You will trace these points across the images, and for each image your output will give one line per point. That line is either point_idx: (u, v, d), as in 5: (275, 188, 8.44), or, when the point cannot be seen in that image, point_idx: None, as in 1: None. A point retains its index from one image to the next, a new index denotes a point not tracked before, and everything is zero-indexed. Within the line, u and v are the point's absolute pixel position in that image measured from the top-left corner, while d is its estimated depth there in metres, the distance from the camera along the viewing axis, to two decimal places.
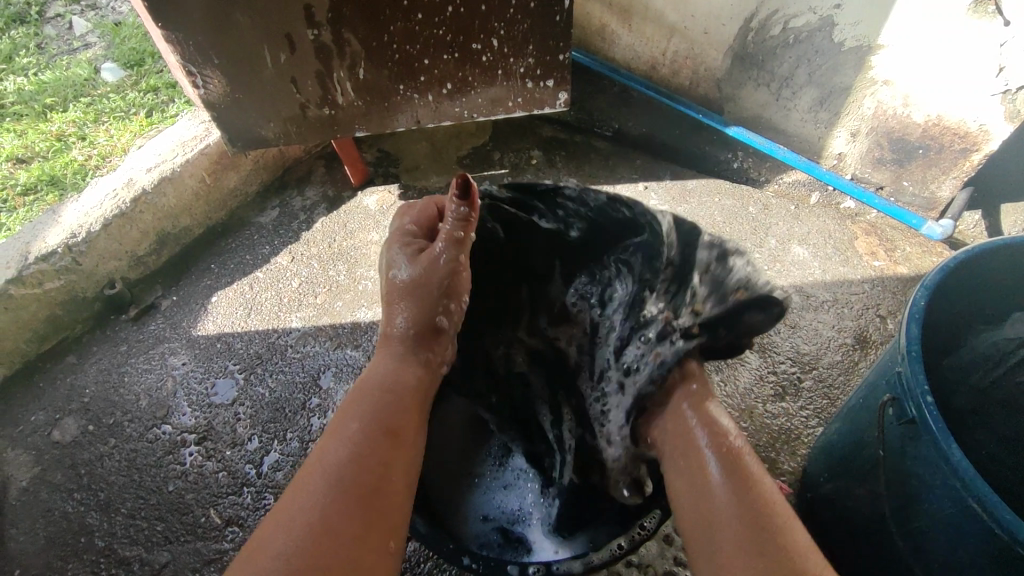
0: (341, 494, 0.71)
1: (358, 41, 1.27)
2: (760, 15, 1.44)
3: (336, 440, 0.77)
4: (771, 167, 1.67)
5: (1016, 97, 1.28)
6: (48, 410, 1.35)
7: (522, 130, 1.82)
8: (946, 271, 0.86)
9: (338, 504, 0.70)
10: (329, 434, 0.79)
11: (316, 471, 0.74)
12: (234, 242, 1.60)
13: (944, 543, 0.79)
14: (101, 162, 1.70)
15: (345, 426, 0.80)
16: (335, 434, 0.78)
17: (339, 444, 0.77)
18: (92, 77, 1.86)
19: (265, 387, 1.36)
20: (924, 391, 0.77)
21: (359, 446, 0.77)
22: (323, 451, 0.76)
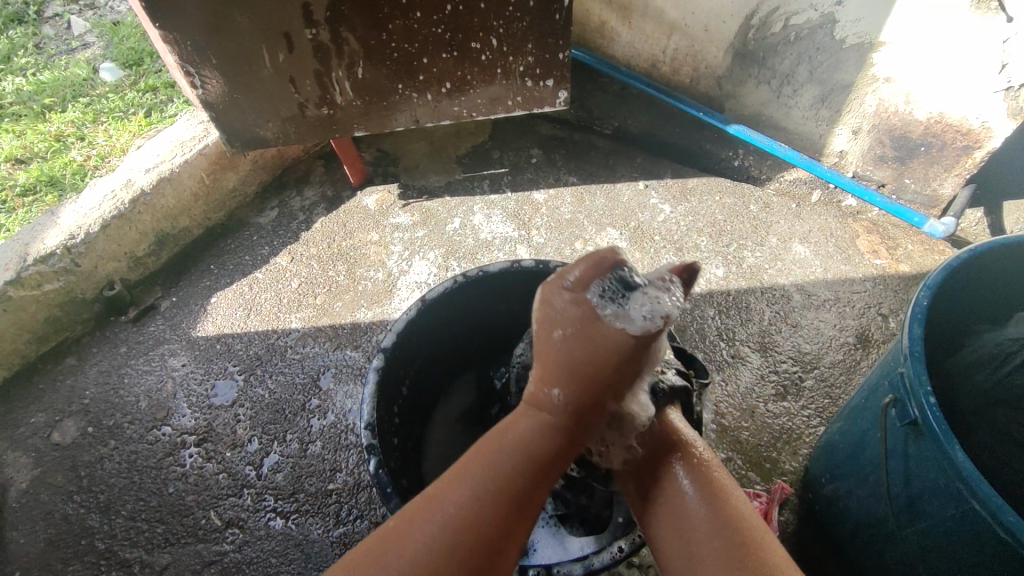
0: (463, 545, 0.63)
1: (356, 41, 1.27)
2: (760, 12, 1.43)
3: (497, 466, 0.68)
4: (773, 164, 1.66)
5: (1018, 94, 1.27)
6: (48, 412, 1.35)
7: (522, 128, 1.81)
8: (949, 270, 0.86)
9: (451, 560, 0.62)
10: (477, 456, 0.69)
11: (441, 505, 0.65)
12: (233, 243, 1.60)
13: (946, 544, 0.79)
14: (100, 163, 1.69)
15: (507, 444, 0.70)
16: (482, 463, 0.68)
17: (481, 479, 0.67)
18: (90, 77, 1.85)
19: (265, 388, 1.36)
20: (927, 391, 0.77)
21: (498, 490, 0.67)
22: (460, 480, 0.67)
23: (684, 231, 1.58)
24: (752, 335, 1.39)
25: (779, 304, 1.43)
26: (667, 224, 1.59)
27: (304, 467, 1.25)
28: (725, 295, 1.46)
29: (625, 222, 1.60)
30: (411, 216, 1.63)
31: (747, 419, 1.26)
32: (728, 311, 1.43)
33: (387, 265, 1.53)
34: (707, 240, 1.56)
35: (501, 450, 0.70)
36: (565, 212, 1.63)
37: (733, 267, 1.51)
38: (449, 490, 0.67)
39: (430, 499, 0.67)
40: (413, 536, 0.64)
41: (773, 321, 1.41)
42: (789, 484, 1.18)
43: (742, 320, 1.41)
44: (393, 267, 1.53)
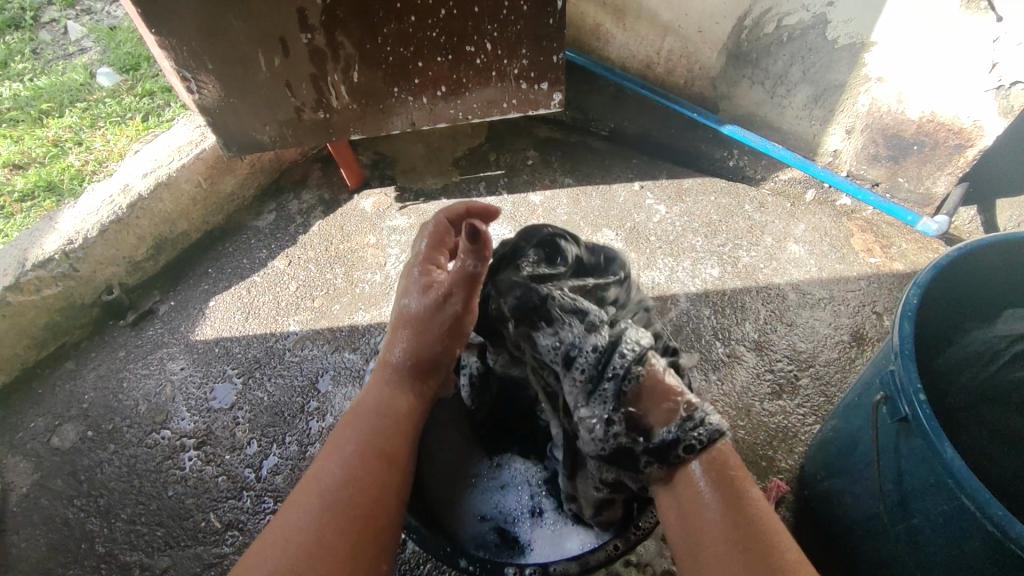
0: (363, 459, 0.76)
1: (351, 45, 1.27)
2: (753, 13, 1.43)
3: (356, 425, 0.80)
4: (767, 164, 1.67)
5: (1009, 92, 1.28)
6: (47, 416, 1.35)
7: (518, 131, 1.82)
8: (938, 269, 0.87)
9: (355, 479, 0.73)
10: (344, 423, 0.81)
11: (333, 456, 0.76)
12: (230, 247, 1.60)
13: (937, 539, 0.80)
14: (98, 168, 1.70)
15: (365, 405, 0.83)
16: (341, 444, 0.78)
17: (355, 428, 0.80)
18: (88, 82, 1.86)
19: (264, 391, 1.36)
20: (917, 389, 0.78)
21: (367, 427, 0.80)
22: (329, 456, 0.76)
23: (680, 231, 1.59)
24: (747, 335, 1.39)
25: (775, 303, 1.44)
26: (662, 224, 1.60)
27: (303, 470, 1.26)
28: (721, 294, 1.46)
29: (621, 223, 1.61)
30: (408, 219, 1.63)
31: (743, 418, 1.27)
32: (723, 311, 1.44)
33: (384, 268, 1.54)
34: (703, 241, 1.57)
35: (347, 416, 0.83)
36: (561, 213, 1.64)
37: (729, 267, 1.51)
38: (332, 447, 0.77)
39: (315, 465, 0.76)
40: (305, 513, 0.70)
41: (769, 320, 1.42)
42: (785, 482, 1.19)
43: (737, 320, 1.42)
44: (390, 269, 1.53)
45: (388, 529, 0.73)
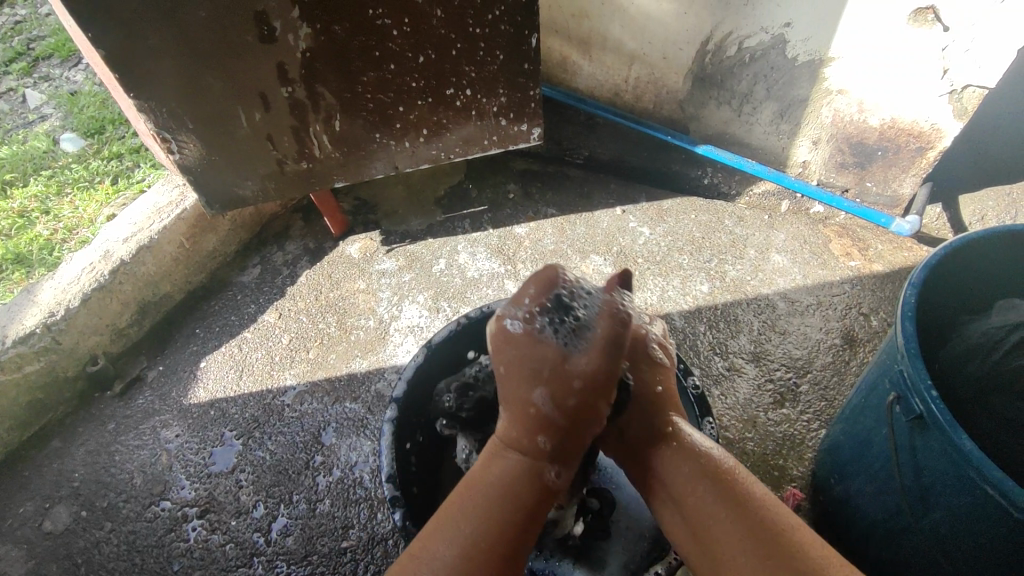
0: (476, 568, 0.69)
1: (332, 95, 1.28)
2: (714, 38, 1.50)
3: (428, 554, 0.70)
4: (740, 179, 1.72)
5: (962, 95, 1.36)
6: (36, 499, 1.29)
7: (495, 166, 1.85)
8: (928, 268, 0.90)
9: (488, 559, 0.70)
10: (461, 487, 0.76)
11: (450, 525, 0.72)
12: (217, 304, 1.57)
13: (963, 532, 0.82)
14: (68, 236, 1.66)
15: (484, 485, 0.75)
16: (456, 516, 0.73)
17: (472, 497, 0.74)
18: (51, 148, 1.83)
19: (266, 449, 1.33)
20: (928, 386, 0.79)
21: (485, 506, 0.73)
22: (437, 528, 0.72)
23: (666, 251, 1.62)
24: (744, 347, 1.42)
25: (766, 313, 1.48)
26: (648, 246, 1.64)
27: (314, 528, 1.22)
28: (713, 309, 1.49)
29: (607, 248, 1.64)
30: (396, 261, 1.63)
31: (750, 430, 1.29)
32: (718, 325, 1.46)
33: (377, 312, 1.53)
34: (688, 258, 1.60)
35: (454, 491, 0.76)
36: (547, 243, 1.66)
37: (717, 282, 1.55)
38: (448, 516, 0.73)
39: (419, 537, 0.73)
40: (427, 572, 0.69)
41: (762, 331, 1.44)
42: (799, 490, 1.20)
43: (731, 333, 1.44)
44: (383, 313, 1.52)
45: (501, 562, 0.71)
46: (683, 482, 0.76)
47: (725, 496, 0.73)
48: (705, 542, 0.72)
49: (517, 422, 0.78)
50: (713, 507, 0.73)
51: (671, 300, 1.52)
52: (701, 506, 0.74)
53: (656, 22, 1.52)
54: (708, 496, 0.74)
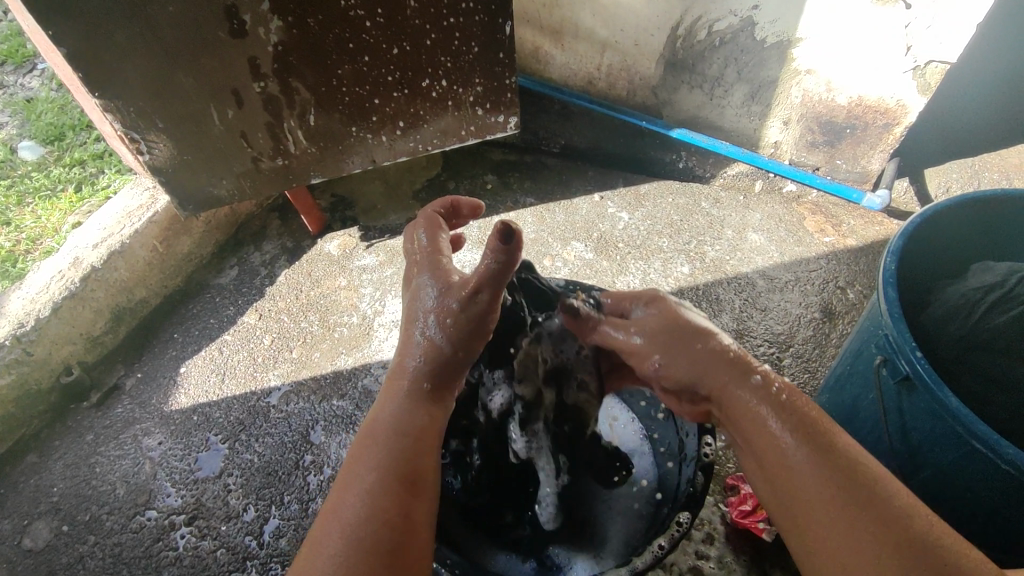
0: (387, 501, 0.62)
1: (306, 89, 1.26)
2: (684, 23, 1.51)
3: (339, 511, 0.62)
4: (715, 162, 1.73)
5: (925, 70, 1.40)
6: (14, 517, 1.24)
7: (472, 158, 1.85)
8: (906, 235, 0.93)
9: (396, 486, 0.64)
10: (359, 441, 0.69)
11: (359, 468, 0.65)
12: (194, 308, 1.54)
13: (950, 487, 0.85)
14: (31, 246, 1.60)
15: (379, 424, 0.70)
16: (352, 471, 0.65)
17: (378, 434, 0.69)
18: (9, 156, 1.76)
19: (253, 452, 1.30)
20: (913, 347, 0.81)
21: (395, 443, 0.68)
22: (348, 484, 0.64)
23: (645, 235, 1.64)
24: (727, 325, 1.44)
25: (746, 291, 1.50)
26: (628, 230, 1.65)
27: (308, 528, 1.20)
28: (695, 290, 1.51)
29: (588, 234, 1.64)
30: (377, 256, 1.61)
31: None
32: (700, 305, 1.48)
33: (360, 308, 1.51)
34: (668, 241, 1.62)
35: (357, 436, 0.70)
36: (528, 231, 1.66)
37: (698, 263, 1.57)
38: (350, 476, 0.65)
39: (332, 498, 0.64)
40: (344, 510, 0.62)
41: (744, 308, 1.47)
42: None
43: (714, 312, 1.47)
44: (366, 309, 1.51)
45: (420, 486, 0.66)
46: (779, 451, 0.66)
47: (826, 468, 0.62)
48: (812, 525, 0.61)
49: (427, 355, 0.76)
50: (817, 491, 0.61)
51: (653, 283, 1.53)
52: (805, 482, 0.63)
53: (626, 8, 1.53)
54: (818, 474, 0.62)
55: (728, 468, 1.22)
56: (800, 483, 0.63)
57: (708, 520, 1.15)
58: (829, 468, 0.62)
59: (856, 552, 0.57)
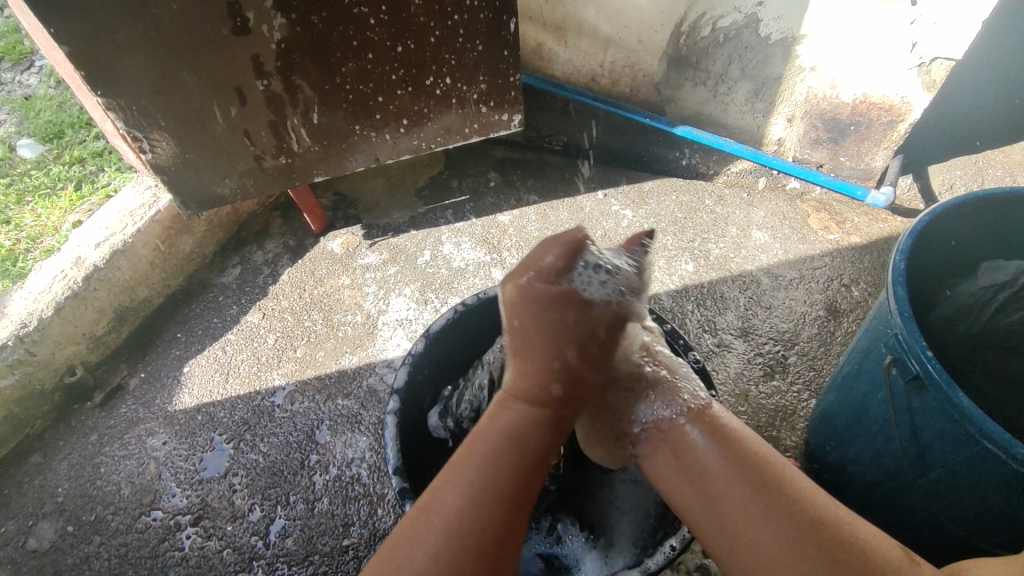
0: (481, 523, 0.65)
1: (310, 87, 1.26)
2: (688, 19, 1.51)
3: (437, 515, 0.66)
4: (718, 159, 1.73)
5: (930, 67, 1.40)
6: (18, 518, 1.24)
7: (475, 156, 1.84)
8: (915, 234, 0.92)
9: (494, 501, 0.67)
10: (461, 450, 0.72)
11: (460, 477, 0.69)
12: (198, 307, 1.53)
13: (960, 486, 0.85)
14: (32, 245, 1.59)
15: (492, 432, 0.73)
16: (451, 480, 0.69)
17: (479, 448, 0.72)
18: (8, 155, 1.74)
19: (258, 452, 1.30)
20: (923, 346, 0.81)
21: (495, 464, 0.70)
22: (444, 494, 0.68)
23: (649, 233, 1.63)
24: (732, 323, 1.44)
25: (751, 289, 1.50)
26: (631, 228, 1.64)
27: (314, 528, 1.20)
28: (699, 288, 1.51)
29: (592, 232, 1.64)
30: (380, 255, 1.61)
31: (743, 404, 1.31)
32: (705, 303, 1.48)
33: (365, 307, 1.51)
34: (673, 239, 1.61)
35: (463, 443, 0.73)
36: (532, 230, 1.65)
37: (702, 261, 1.56)
38: (442, 489, 0.68)
39: (424, 499, 0.69)
40: (434, 524, 0.65)
41: (749, 306, 1.47)
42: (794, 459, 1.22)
43: (719, 310, 1.46)
44: (370, 308, 1.50)
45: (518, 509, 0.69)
46: (705, 463, 0.74)
47: (739, 469, 0.71)
48: (716, 514, 0.70)
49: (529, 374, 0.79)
50: (735, 491, 0.70)
51: (657, 280, 1.53)
52: (735, 500, 0.69)
53: (630, 5, 1.52)
54: (726, 475, 0.71)
55: None
56: (718, 486, 0.71)
57: None
58: (751, 477, 0.70)
59: (773, 550, 0.65)
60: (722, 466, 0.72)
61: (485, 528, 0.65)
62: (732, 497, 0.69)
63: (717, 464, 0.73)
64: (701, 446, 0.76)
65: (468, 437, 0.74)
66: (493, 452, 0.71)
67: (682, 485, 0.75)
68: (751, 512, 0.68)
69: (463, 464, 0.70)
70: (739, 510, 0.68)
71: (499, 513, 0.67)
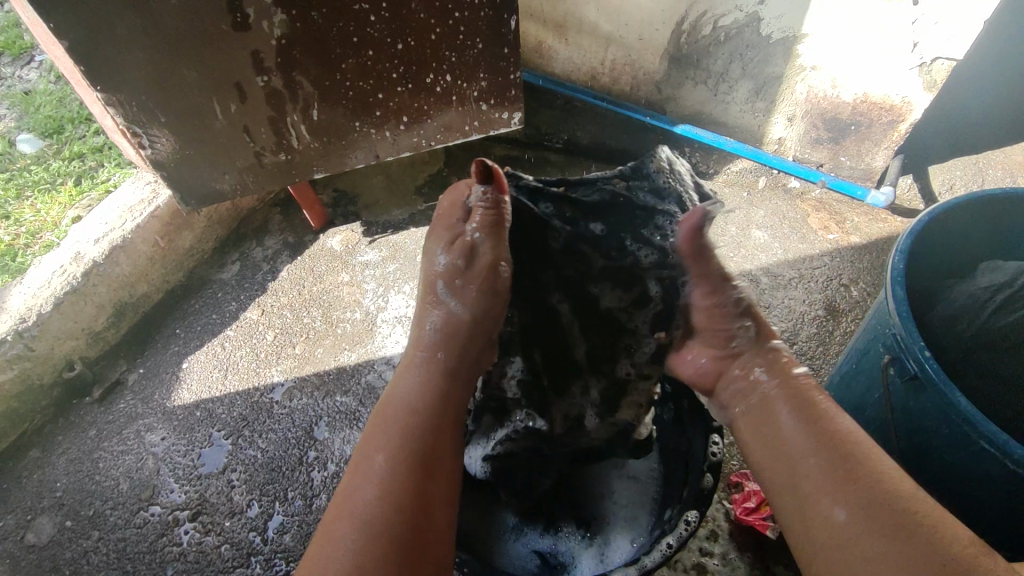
0: (400, 483, 0.70)
1: (310, 83, 1.25)
2: (689, 18, 1.50)
3: (362, 487, 0.70)
4: (718, 158, 1.73)
5: (931, 68, 1.39)
6: (17, 512, 1.24)
7: (475, 153, 1.84)
8: (915, 234, 0.92)
9: (408, 461, 0.73)
10: (374, 424, 0.78)
11: (375, 449, 0.74)
12: (197, 303, 1.53)
13: (957, 486, 0.85)
14: (31, 240, 1.59)
15: (395, 398, 0.81)
16: (374, 451, 0.74)
17: (394, 421, 0.77)
18: (8, 150, 1.74)
19: (257, 448, 1.30)
20: (921, 346, 0.81)
21: (408, 429, 0.76)
22: (365, 464, 0.73)
23: None
24: None
25: (750, 288, 1.50)
26: None
27: (312, 524, 1.20)
28: None
29: None
30: (379, 252, 1.61)
31: None
32: None
33: (364, 304, 1.51)
34: None
35: (375, 417, 0.79)
36: None
37: None
38: (363, 460, 0.74)
39: (348, 485, 0.72)
40: (359, 497, 0.69)
41: None
42: None
43: None
44: (370, 305, 1.50)
45: (438, 470, 0.74)
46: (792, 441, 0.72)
47: (824, 449, 0.69)
48: (797, 488, 0.68)
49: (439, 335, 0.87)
50: (826, 471, 0.67)
51: None
52: (821, 483, 0.66)
53: (631, 3, 1.51)
54: (812, 456, 0.69)
55: (732, 466, 1.22)
56: (798, 462, 0.70)
57: (712, 517, 1.15)
58: (827, 448, 0.69)
59: (849, 519, 0.62)
60: (800, 438, 0.71)
61: (404, 492, 0.70)
62: (812, 470, 0.68)
63: (805, 441, 0.70)
64: (793, 429, 0.73)
65: (375, 415, 0.80)
66: (404, 420, 0.77)
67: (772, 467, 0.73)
68: (830, 484, 0.66)
69: (379, 435, 0.76)
70: (818, 480, 0.67)
71: (420, 470, 0.72)
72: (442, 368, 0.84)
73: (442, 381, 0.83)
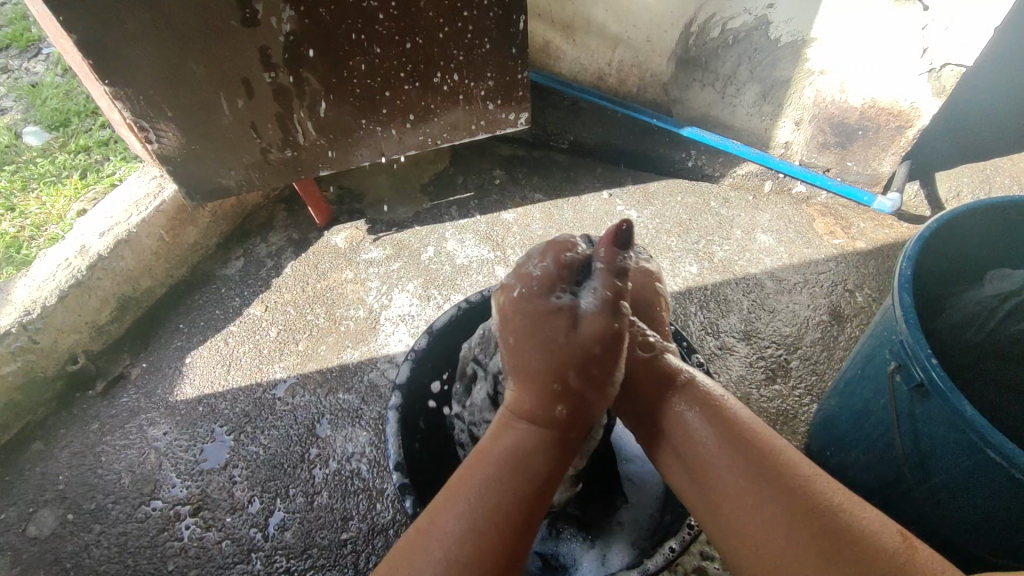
0: (477, 548, 0.62)
1: (317, 80, 1.25)
2: (698, 21, 1.50)
3: (433, 537, 0.63)
4: (724, 161, 1.72)
5: (941, 74, 1.39)
6: (18, 505, 1.24)
7: (481, 153, 1.84)
8: (922, 241, 0.92)
9: (497, 533, 0.63)
10: (470, 463, 0.68)
11: (457, 498, 0.65)
12: (201, 298, 1.53)
13: (960, 494, 0.85)
14: (36, 233, 1.59)
15: (496, 453, 0.68)
16: (455, 498, 0.65)
17: (485, 472, 0.66)
18: (13, 142, 1.74)
19: (259, 444, 1.30)
20: (928, 353, 0.81)
21: (502, 492, 0.65)
22: (444, 512, 0.64)
23: (654, 233, 1.63)
24: (735, 326, 1.44)
25: (754, 292, 1.50)
26: (636, 228, 1.64)
27: (313, 521, 1.20)
28: (703, 290, 1.51)
29: (596, 231, 1.64)
30: (383, 250, 1.61)
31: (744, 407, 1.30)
32: (708, 305, 1.48)
33: (367, 302, 1.51)
34: (677, 240, 1.61)
35: (465, 462, 0.69)
36: (536, 228, 1.65)
37: (706, 263, 1.56)
38: (445, 504, 0.65)
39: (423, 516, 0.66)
40: (429, 555, 0.62)
41: (752, 310, 1.46)
42: None
43: (722, 312, 1.46)
44: (373, 303, 1.50)
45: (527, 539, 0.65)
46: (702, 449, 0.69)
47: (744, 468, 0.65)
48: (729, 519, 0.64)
49: (529, 388, 0.71)
50: (740, 486, 0.64)
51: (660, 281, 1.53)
52: (760, 514, 0.61)
53: (639, 4, 1.51)
54: (733, 473, 0.65)
55: None
56: (717, 478, 0.66)
57: None
58: (742, 457, 0.66)
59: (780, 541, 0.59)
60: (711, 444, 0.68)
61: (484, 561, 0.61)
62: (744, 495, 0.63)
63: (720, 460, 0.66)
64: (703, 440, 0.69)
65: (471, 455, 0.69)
66: (499, 476, 0.66)
67: (691, 492, 0.69)
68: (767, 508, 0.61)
69: (465, 483, 0.66)
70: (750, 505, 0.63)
71: (501, 540, 0.63)
72: (548, 423, 0.69)
73: (549, 438, 0.69)
